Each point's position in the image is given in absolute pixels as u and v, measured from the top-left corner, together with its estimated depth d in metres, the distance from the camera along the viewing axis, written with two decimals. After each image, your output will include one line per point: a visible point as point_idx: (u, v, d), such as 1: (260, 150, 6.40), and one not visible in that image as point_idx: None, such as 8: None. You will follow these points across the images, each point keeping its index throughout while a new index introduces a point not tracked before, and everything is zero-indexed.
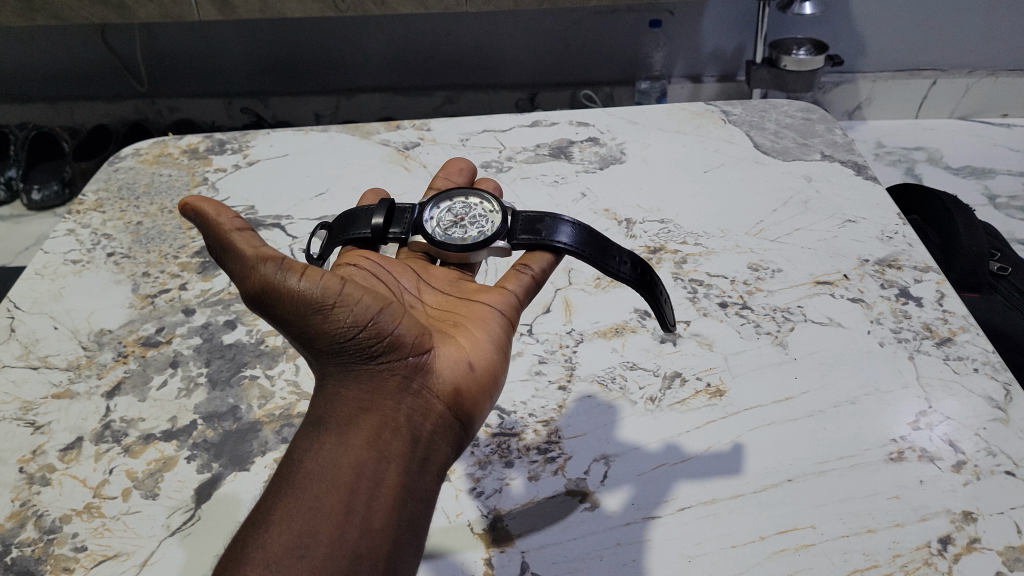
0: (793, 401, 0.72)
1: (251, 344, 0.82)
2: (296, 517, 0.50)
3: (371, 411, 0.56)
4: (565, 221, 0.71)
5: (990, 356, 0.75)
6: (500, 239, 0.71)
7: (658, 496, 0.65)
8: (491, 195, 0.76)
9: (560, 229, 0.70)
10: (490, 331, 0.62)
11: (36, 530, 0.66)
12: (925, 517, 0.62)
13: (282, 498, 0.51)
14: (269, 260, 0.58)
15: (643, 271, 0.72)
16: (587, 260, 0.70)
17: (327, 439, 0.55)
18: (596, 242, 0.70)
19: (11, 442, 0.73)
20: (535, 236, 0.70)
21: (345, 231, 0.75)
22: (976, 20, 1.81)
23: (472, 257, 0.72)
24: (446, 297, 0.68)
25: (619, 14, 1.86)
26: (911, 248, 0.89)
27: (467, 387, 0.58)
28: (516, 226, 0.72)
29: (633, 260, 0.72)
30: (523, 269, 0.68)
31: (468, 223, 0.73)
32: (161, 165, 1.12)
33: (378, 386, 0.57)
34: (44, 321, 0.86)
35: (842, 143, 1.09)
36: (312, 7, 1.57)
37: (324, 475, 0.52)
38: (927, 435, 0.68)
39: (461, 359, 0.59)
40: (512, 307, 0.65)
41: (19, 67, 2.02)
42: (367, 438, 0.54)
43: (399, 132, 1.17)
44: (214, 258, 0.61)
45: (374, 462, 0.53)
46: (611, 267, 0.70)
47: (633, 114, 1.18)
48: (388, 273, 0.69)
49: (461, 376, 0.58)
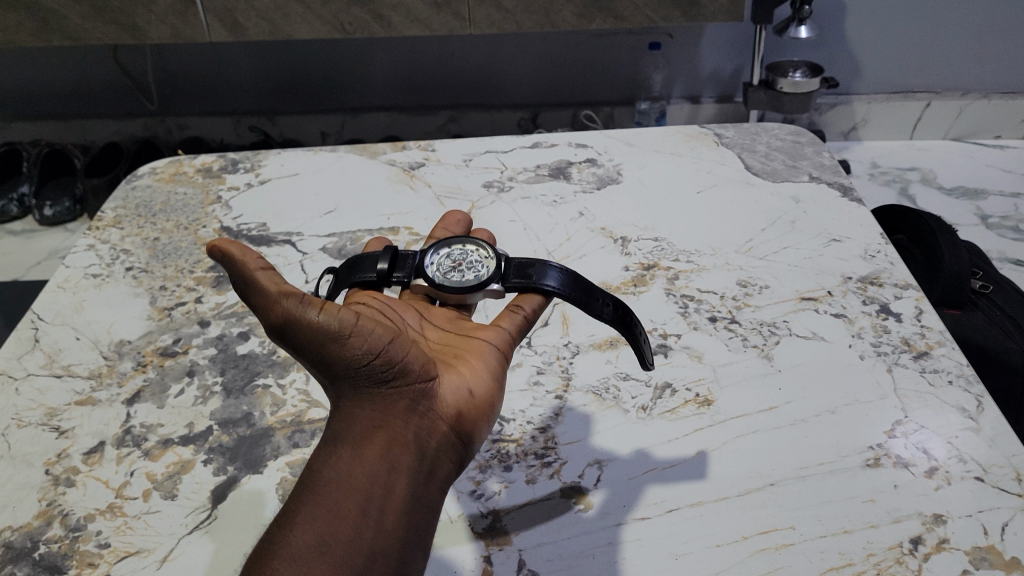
0: (777, 410, 0.76)
1: (264, 355, 0.86)
2: (317, 519, 0.54)
3: (382, 431, 0.60)
4: (552, 266, 0.74)
5: (964, 369, 0.79)
6: (494, 282, 0.74)
7: (647, 499, 0.69)
8: (487, 243, 0.80)
9: (548, 273, 0.73)
10: (488, 363, 0.66)
11: (62, 528, 0.70)
12: (897, 519, 0.66)
13: (303, 503, 0.56)
14: (291, 295, 0.62)
15: (623, 313, 0.74)
16: (573, 302, 0.72)
17: (344, 454, 0.59)
18: (577, 285, 0.73)
19: (37, 445, 0.77)
20: (524, 280, 0.73)
21: (350, 275, 0.78)
22: (966, 44, 1.86)
23: (470, 299, 0.76)
24: (447, 332, 0.73)
25: (619, 36, 1.92)
26: (892, 267, 0.93)
27: (467, 412, 0.63)
28: (508, 271, 0.75)
29: (614, 302, 0.74)
30: (516, 308, 0.71)
31: (465, 268, 0.77)
32: (177, 183, 1.17)
33: (388, 408, 0.61)
34: (67, 333, 0.90)
35: (830, 166, 1.14)
36: (320, 29, 1.62)
37: (341, 483, 0.57)
38: (902, 443, 0.72)
39: (461, 386, 0.64)
40: (507, 340, 0.70)
41: (32, 85, 2.07)
42: (379, 454, 0.59)
43: (405, 152, 1.22)
44: (235, 291, 0.64)
45: (386, 473, 0.58)
46: (594, 309, 0.72)
47: (630, 136, 1.23)
48: (392, 308, 0.74)
49: (462, 401, 0.63)
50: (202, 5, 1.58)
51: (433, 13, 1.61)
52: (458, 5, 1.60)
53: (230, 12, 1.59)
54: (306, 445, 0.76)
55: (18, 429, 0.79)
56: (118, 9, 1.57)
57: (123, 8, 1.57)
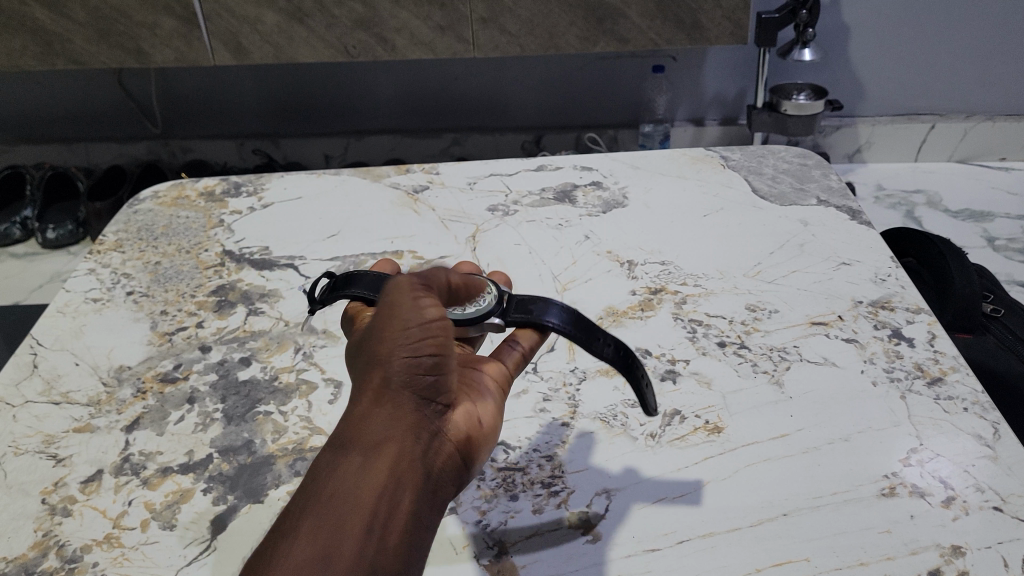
0: (788, 438, 0.74)
1: (265, 381, 0.85)
2: (325, 537, 0.51)
3: (393, 442, 0.56)
4: (554, 303, 0.69)
5: (979, 396, 0.77)
6: (494, 316, 0.70)
7: (657, 530, 0.68)
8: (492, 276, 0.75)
9: (549, 310, 0.69)
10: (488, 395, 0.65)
11: (58, 559, 0.68)
12: (915, 550, 0.64)
13: (307, 512, 0.53)
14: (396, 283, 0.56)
15: (625, 354, 0.69)
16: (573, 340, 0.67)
17: (355, 467, 0.55)
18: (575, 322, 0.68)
19: (34, 474, 0.76)
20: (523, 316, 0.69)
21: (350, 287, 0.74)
22: (969, 66, 1.86)
23: (469, 332, 0.71)
24: None
25: (623, 59, 1.92)
26: (903, 290, 0.92)
27: (471, 442, 0.61)
28: (508, 307, 0.70)
29: (618, 343, 0.69)
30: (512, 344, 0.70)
31: None
32: (179, 208, 1.16)
33: (404, 418, 0.57)
34: (67, 358, 0.89)
35: (838, 189, 1.12)
36: (324, 52, 1.62)
37: (347, 495, 0.54)
38: (918, 472, 0.71)
39: (469, 415, 0.61)
40: (506, 371, 0.68)
41: (37, 108, 2.08)
42: (388, 472, 0.55)
43: (409, 175, 1.21)
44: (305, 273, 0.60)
45: (393, 490, 0.55)
46: (595, 347, 0.67)
47: (635, 159, 1.22)
48: None
49: (467, 430, 0.61)
50: (206, 28, 1.57)
51: (437, 36, 1.60)
52: (461, 29, 1.59)
53: (234, 35, 1.58)
54: None
55: (16, 457, 0.78)
56: (122, 33, 1.57)
57: (127, 32, 1.57)
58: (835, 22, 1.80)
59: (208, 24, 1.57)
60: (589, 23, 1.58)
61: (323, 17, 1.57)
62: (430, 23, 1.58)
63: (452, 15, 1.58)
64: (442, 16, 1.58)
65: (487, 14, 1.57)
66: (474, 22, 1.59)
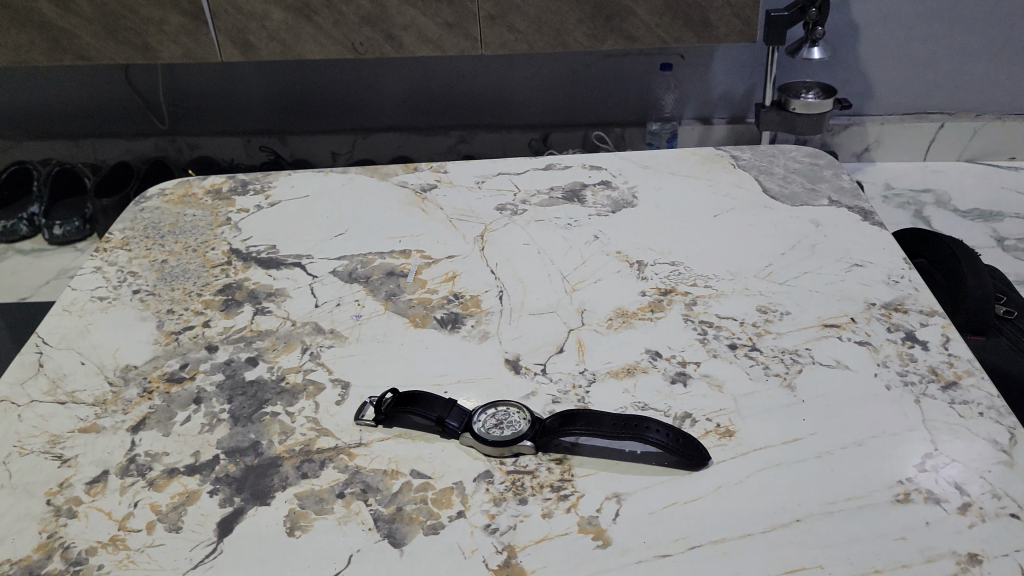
0: (801, 442, 0.74)
1: (272, 381, 0.84)
2: None
3: None
4: (602, 412, 0.75)
5: (994, 400, 0.76)
6: (526, 439, 0.75)
7: (668, 534, 0.67)
8: (528, 406, 0.78)
9: (600, 419, 0.74)
10: None
11: (62, 562, 0.67)
12: (931, 558, 0.63)
13: None
14: None
15: (676, 436, 0.73)
16: (618, 434, 0.73)
17: None
18: (618, 420, 0.74)
19: (38, 474, 0.75)
20: (576, 426, 0.74)
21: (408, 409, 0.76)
22: (979, 65, 1.85)
23: (508, 455, 0.75)
24: None
25: (631, 57, 1.92)
26: (917, 292, 0.90)
27: None
28: (550, 423, 0.76)
29: (664, 427, 0.73)
30: None
31: (506, 425, 0.76)
32: (185, 206, 1.15)
33: None
34: (72, 357, 0.89)
35: (849, 189, 1.11)
36: (331, 48, 1.61)
37: None
38: (933, 477, 0.70)
39: None
40: None
41: (44, 104, 2.07)
42: None
43: (417, 174, 1.20)
44: None
45: None
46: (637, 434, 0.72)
47: (644, 158, 1.21)
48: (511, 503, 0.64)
49: None
50: (213, 25, 1.57)
51: (444, 34, 1.59)
52: (469, 26, 1.58)
53: (241, 32, 1.58)
54: (315, 475, 0.74)
55: (20, 457, 0.77)
56: (130, 29, 1.56)
57: (134, 28, 1.56)
58: (844, 20, 1.79)
59: (214, 21, 1.56)
60: (597, 20, 1.57)
61: (329, 14, 1.57)
62: (437, 20, 1.58)
63: (460, 11, 1.57)
64: (449, 13, 1.57)
65: (494, 11, 1.56)
66: (481, 19, 1.58)
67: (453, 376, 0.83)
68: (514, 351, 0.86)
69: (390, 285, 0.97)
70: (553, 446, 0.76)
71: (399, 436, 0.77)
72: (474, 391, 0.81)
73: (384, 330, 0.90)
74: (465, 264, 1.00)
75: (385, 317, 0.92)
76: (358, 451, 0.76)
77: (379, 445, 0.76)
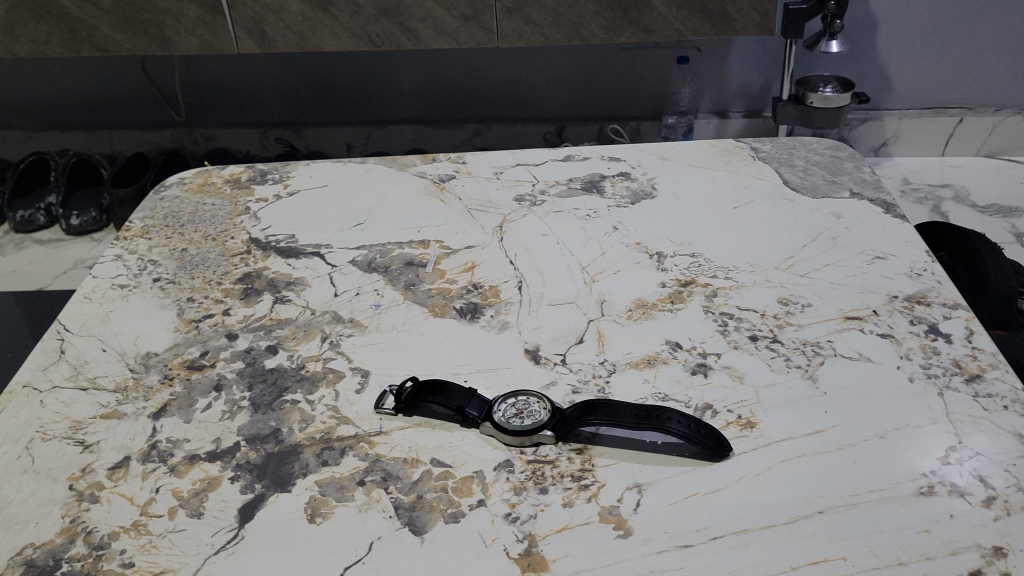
0: (823, 434, 0.73)
1: (293, 369, 0.84)
2: None
3: None
4: (622, 403, 0.74)
5: (1019, 394, 0.76)
6: (546, 429, 0.75)
7: (690, 525, 0.66)
8: (548, 395, 0.78)
9: (620, 410, 0.74)
10: None
11: (85, 546, 0.68)
12: (955, 551, 0.63)
13: None
14: None
15: (697, 427, 0.72)
16: (639, 425, 0.72)
17: None
18: (639, 411, 0.74)
19: (61, 459, 0.76)
20: (596, 417, 0.73)
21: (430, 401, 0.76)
22: (1000, 60, 1.83)
23: (528, 444, 0.75)
24: None
25: (648, 50, 1.91)
26: (940, 285, 0.90)
27: None
28: (570, 414, 0.75)
29: (685, 418, 0.72)
30: None
31: (526, 415, 0.76)
32: (205, 195, 1.15)
33: None
34: (94, 344, 0.89)
35: (871, 181, 1.11)
36: (347, 41, 1.60)
37: None
38: (958, 470, 0.69)
39: None
40: None
41: (61, 94, 2.08)
42: None
43: (435, 164, 1.20)
44: None
45: None
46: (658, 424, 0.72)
47: (663, 150, 1.20)
48: None
49: None
50: (230, 16, 1.57)
51: (461, 26, 1.59)
52: (486, 18, 1.58)
53: (258, 23, 1.58)
54: (336, 463, 0.74)
55: (42, 442, 0.77)
56: (147, 21, 1.57)
57: (152, 19, 1.57)
58: (863, 14, 1.78)
59: (232, 13, 1.57)
60: (614, 13, 1.57)
61: (346, 7, 1.56)
62: (454, 13, 1.57)
63: (477, 4, 1.56)
64: (466, 5, 1.57)
65: (511, 4, 1.56)
66: (498, 12, 1.57)
67: (473, 366, 0.83)
68: (534, 341, 0.86)
69: (409, 274, 0.97)
70: (573, 437, 0.75)
71: (419, 425, 0.77)
72: (494, 381, 0.81)
73: (403, 319, 0.90)
74: (484, 254, 1.00)
75: (404, 306, 0.92)
76: (378, 440, 0.76)
77: (399, 434, 0.77)
